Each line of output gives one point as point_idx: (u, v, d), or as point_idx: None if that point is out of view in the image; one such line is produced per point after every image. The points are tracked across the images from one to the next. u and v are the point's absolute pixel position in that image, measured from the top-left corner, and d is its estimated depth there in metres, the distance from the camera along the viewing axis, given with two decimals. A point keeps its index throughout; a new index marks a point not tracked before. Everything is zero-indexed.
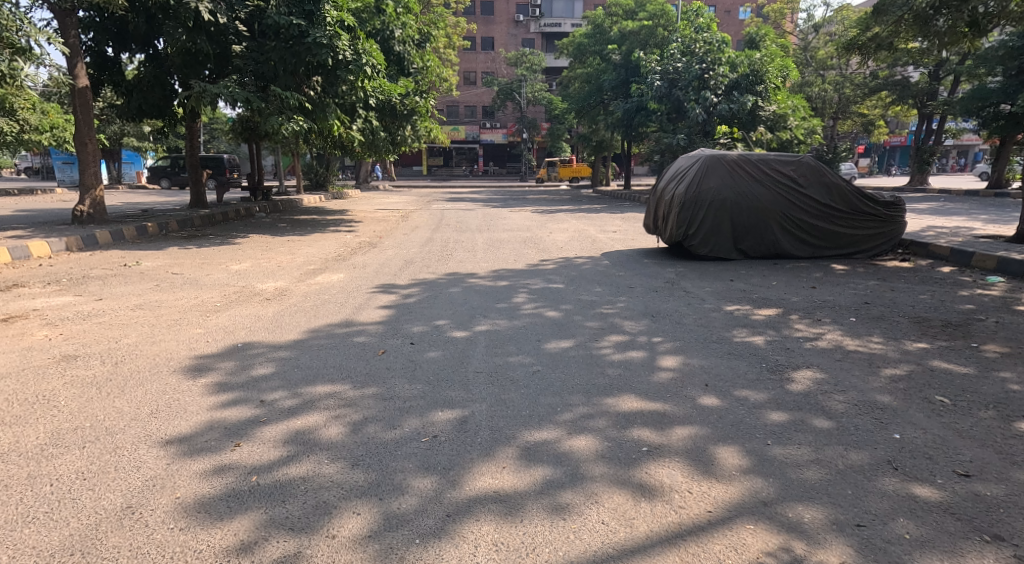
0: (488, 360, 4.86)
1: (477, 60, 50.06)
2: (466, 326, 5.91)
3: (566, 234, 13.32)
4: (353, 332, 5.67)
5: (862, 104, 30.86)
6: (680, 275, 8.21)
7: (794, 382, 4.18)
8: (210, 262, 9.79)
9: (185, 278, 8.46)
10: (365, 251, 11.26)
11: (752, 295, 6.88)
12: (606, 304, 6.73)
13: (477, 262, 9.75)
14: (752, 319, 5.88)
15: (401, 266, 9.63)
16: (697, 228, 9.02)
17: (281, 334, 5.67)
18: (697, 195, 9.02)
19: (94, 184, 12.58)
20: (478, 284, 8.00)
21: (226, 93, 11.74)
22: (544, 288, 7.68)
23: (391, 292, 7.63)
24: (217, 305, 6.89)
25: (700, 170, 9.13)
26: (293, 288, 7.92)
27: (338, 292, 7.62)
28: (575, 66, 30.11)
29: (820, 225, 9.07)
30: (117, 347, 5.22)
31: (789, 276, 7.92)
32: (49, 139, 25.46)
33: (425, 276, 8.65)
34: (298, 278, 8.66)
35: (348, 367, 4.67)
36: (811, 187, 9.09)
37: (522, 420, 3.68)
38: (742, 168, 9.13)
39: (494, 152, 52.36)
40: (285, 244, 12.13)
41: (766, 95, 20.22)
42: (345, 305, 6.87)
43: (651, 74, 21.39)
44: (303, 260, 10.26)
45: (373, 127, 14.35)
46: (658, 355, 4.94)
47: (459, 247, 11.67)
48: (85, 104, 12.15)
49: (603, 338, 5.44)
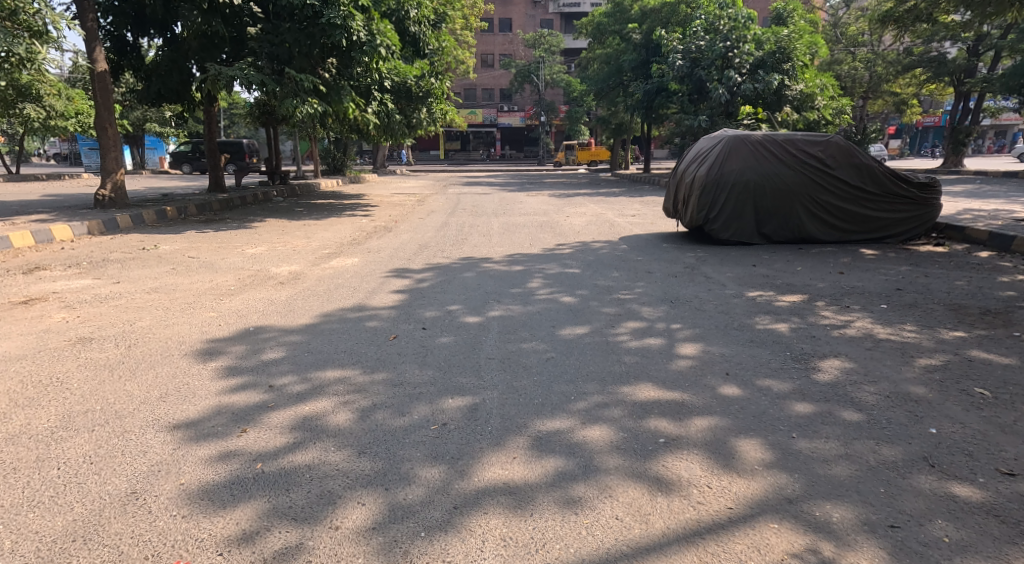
0: (501, 347, 4.74)
1: (495, 42, 49.60)
2: (480, 312, 5.79)
3: (584, 218, 13.13)
4: (366, 316, 5.58)
5: (892, 85, 30.19)
6: (700, 260, 8.02)
7: (822, 372, 4.00)
8: (226, 246, 9.76)
9: (201, 262, 8.43)
10: (380, 235, 11.18)
11: (775, 280, 6.69)
12: (624, 290, 6.57)
13: (492, 247, 9.62)
14: (776, 306, 5.70)
15: (416, 250, 9.52)
16: (719, 211, 8.84)
17: (294, 318, 5.60)
18: (719, 177, 8.83)
19: (115, 168, 12.58)
20: (495, 269, 7.88)
21: (242, 76, 11.70)
22: (560, 273, 7.54)
23: (406, 276, 7.53)
24: (232, 289, 6.84)
25: (723, 151, 8.90)
26: (307, 272, 7.86)
27: (352, 277, 7.53)
28: (595, 47, 29.74)
29: (848, 208, 8.82)
30: (131, 330, 5.17)
31: (815, 261, 7.69)
32: (74, 125, 25.69)
33: (440, 261, 8.55)
34: (313, 262, 8.60)
35: (358, 352, 4.58)
36: (840, 168, 8.80)
37: (534, 408, 3.57)
38: (767, 148, 8.88)
39: (512, 135, 51.94)
40: (301, 227, 12.10)
41: (794, 73, 19.82)
42: (358, 289, 6.77)
43: (672, 54, 20.92)
44: (318, 244, 10.19)
45: (389, 109, 14.25)
46: (676, 343, 4.78)
47: (475, 231, 11.55)
48: (104, 88, 12.12)
49: (620, 325, 5.30)
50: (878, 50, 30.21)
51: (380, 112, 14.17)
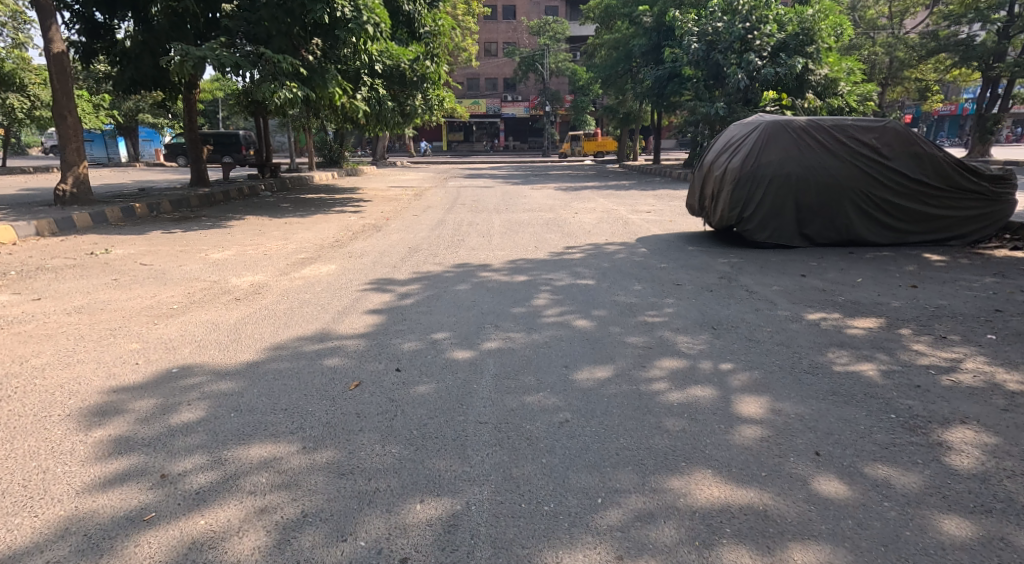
0: (497, 402, 3.51)
1: (499, 30, 48.28)
2: (472, 342, 4.59)
3: (594, 214, 11.96)
4: (326, 352, 4.38)
5: (913, 71, 28.84)
6: (737, 268, 6.81)
7: (956, 452, 2.83)
8: (190, 250, 8.58)
9: (151, 268, 7.23)
10: (368, 236, 10.01)
11: (837, 297, 5.48)
12: (651, 309, 5.37)
13: (492, 249, 8.43)
14: (850, 335, 4.49)
15: (405, 254, 8.33)
16: (755, 209, 7.66)
17: (234, 352, 4.37)
18: (755, 169, 7.64)
19: (77, 160, 11.38)
20: (497, 280, 6.69)
21: (212, 57, 10.47)
22: (571, 285, 6.34)
23: (388, 289, 6.34)
24: (174, 306, 5.63)
25: (760, 139, 7.70)
26: (272, 283, 6.66)
27: (323, 290, 6.34)
28: (602, 32, 28.55)
29: (905, 204, 7.65)
30: (14, 374, 3.94)
31: (875, 271, 6.48)
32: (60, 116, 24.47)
33: (430, 268, 7.35)
34: (282, 270, 7.38)
35: (302, 411, 3.38)
36: (897, 158, 7.61)
37: (542, 528, 2.43)
38: (812, 136, 7.68)
39: (516, 125, 50.56)
40: (281, 226, 10.92)
41: (817, 57, 18.44)
42: (327, 308, 5.58)
43: (687, 37, 19.83)
44: (295, 246, 9.02)
45: (381, 95, 13.07)
46: (733, 395, 3.57)
47: (474, 229, 10.36)
48: (62, 72, 10.88)
49: (652, 363, 4.08)
50: (899, 34, 28.87)
51: (370, 98, 12.99)
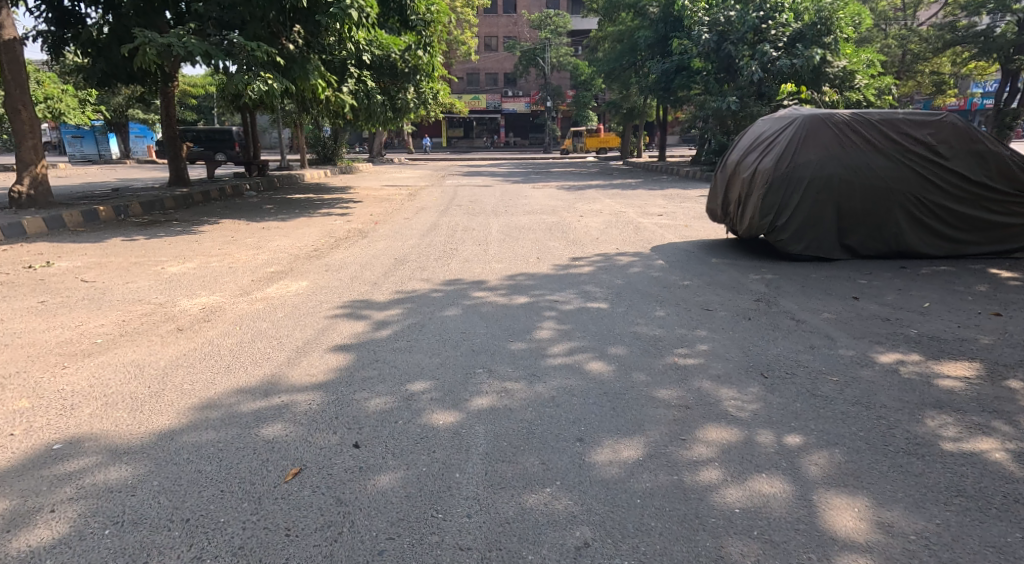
0: (488, 509, 2.53)
1: (499, 23, 47.11)
2: (457, 398, 3.57)
3: (601, 217, 10.99)
4: (268, 415, 3.37)
5: (927, 64, 27.86)
6: (775, 288, 5.81)
7: None
8: (147, 261, 7.61)
9: (92, 286, 6.23)
10: (352, 243, 9.03)
11: (908, 330, 4.49)
12: (680, 346, 4.39)
13: (489, 261, 7.45)
14: (945, 389, 3.51)
15: (389, 266, 7.34)
16: (790, 217, 6.67)
17: (145, 415, 3.36)
18: (790, 170, 6.65)
19: (34, 159, 10.37)
20: (493, 303, 5.71)
21: (179, 44, 9.42)
22: (581, 311, 5.35)
23: (363, 315, 5.36)
24: (98, 340, 4.62)
25: (797, 136, 6.72)
26: (228, 306, 5.67)
27: (286, 316, 5.35)
28: (605, 25, 27.43)
29: (963, 210, 6.67)
30: None
31: (942, 291, 5.49)
32: (44, 111, 24.68)
33: (415, 286, 6.36)
34: (244, 288, 6.38)
35: (213, 528, 2.42)
36: (956, 158, 6.64)
37: None
38: (857, 131, 6.70)
39: (516, 121, 49.41)
40: (258, 232, 9.95)
41: (835, 47, 17.47)
42: (283, 343, 4.57)
43: (697, 27, 18.80)
44: (268, 257, 8.04)
45: (369, 88, 12.25)
46: (815, 494, 2.58)
47: (470, 236, 9.38)
48: (15, 61, 9.86)
49: (693, 436, 3.10)
50: (913, 25, 27.94)
51: (357, 92, 12.15)
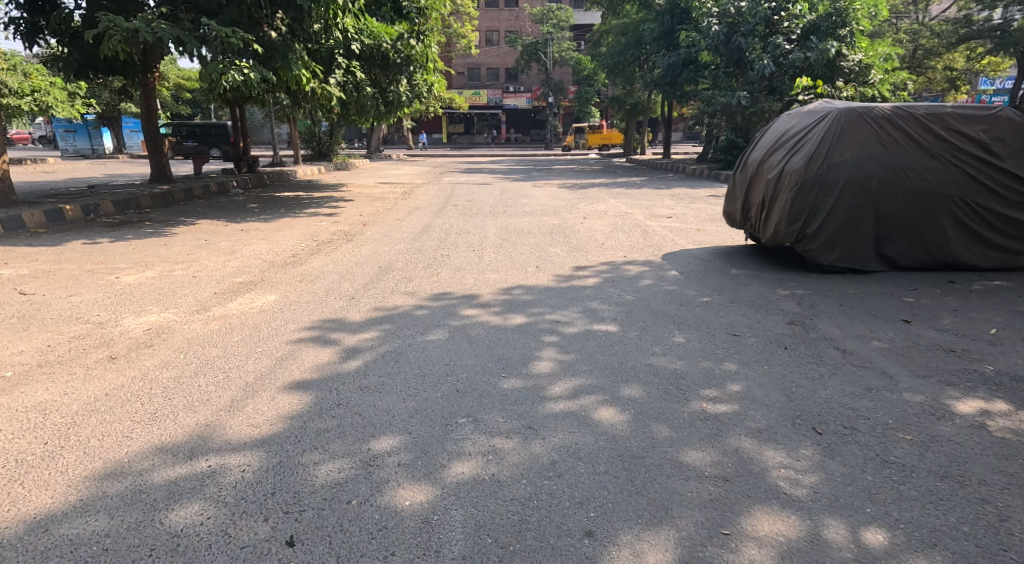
0: None
1: (500, 18, 46.31)
2: (430, 464, 2.82)
3: (605, 219, 10.24)
4: (183, 487, 2.63)
5: (939, 60, 26.97)
6: (810, 307, 5.05)
7: None
8: (103, 269, 6.86)
9: (29, 300, 5.48)
10: (334, 248, 8.28)
11: (981, 367, 3.74)
12: (707, 387, 3.63)
13: (482, 270, 6.68)
14: None
15: (371, 276, 6.59)
16: (823, 222, 5.91)
17: (21, 492, 2.61)
18: (823, 170, 5.88)
19: None
20: (486, 323, 4.94)
21: (147, 30, 8.66)
22: (587, 335, 4.59)
23: (332, 339, 4.59)
24: (7, 374, 3.85)
25: (831, 132, 5.96)
26: (178, 326, 4.92)
27: (243, 339, 4.58)
28: (608, 18, 26.64)
29: (1017, 216, 5.91)
30: None
31: (1006, 313, 4.74)
32: (30, 104, 23.92)
33: (397, 301, 5.60)
34: (203, 302, 5.63)
35: None
36: (1010, 157, 5.88)
37: None
38: (899, 127, 5.94)
39: (517, 117, 48.56)
40: (235, 234, 9.21)
41: (851, 40, 16.67)
42: (228, 379, 3.80)
43: (706, 18, 18.00)
44: (240, 264, 7.29)
45: (358, 79, 11.45)
46: None
47: (463, 240, 8.64)
48: None
49: (742, 533, 2.38)
50: (924, 20, 27.22)
51: (346, 83, 11.34)
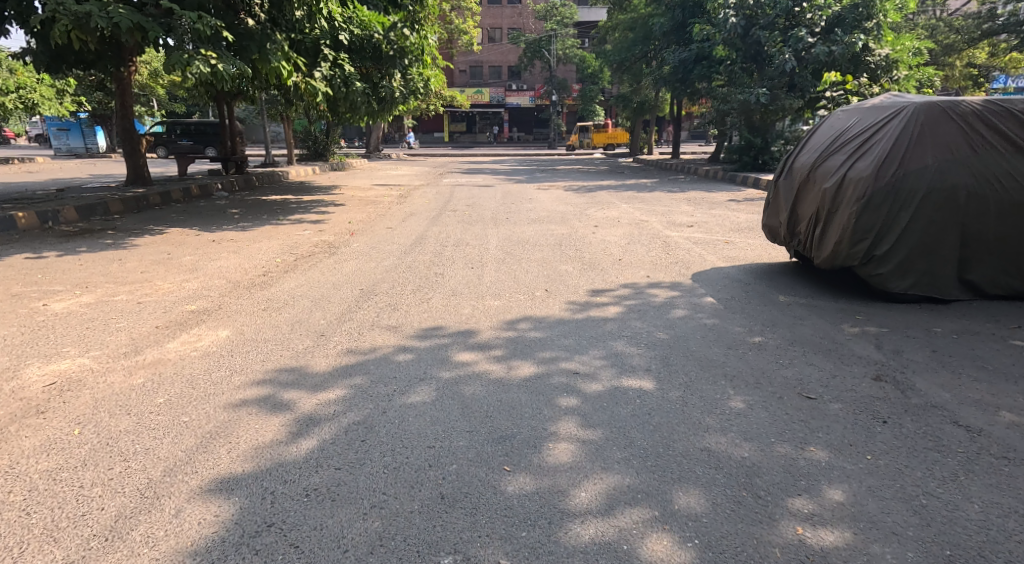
0: None
1: (502, 15, 45.29)
2: None
3: (619, 228, 9.20)
4: None
5: (958, 57, 25.88)
6: (896, 355, 3.98)
7: None
8: (35, 292, 5.81)
9: None
10: (314, 264, 7.25)
11: None
12: (798, 495, 2.55)
13: (481, 296, 5.61)
14: None
15: (348, 303, 5.52)
16: (897, 242, 4.84)
17: None
18: (899, 178, 4.81)
19: None
20: (484, 375, 3.86)
21: (99, 14, 7.56)
22: (615, 394, 3.51)
23: (284, 401, 3.51)
24: None
25: (907, 131, 4.90)
26: (91, 377, 3.86)
27: (167, 400, 3.52)
28: (616, 13, 25.61)
29: None
30: None
31: None
32: (14, 101, 22.85)
33: (375, 339, 4.54)
34: (137, 340, 4.58)
35: None
36: None
37: None
38: (989, 125, 4.89)
39: (520, 115, 47.47)
40: (204, 246, 8.17)
41: (878, 33, 15.53)
42: (123, 473, 2.77)
43: (723, 10, 16.77)
44: (198, 285, 6.23)
45: (347, 73, 10.31)
46: None
47: (461, 254, 7.59)
48: None
49: None
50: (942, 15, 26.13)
51: (333, 78, 10.18)
